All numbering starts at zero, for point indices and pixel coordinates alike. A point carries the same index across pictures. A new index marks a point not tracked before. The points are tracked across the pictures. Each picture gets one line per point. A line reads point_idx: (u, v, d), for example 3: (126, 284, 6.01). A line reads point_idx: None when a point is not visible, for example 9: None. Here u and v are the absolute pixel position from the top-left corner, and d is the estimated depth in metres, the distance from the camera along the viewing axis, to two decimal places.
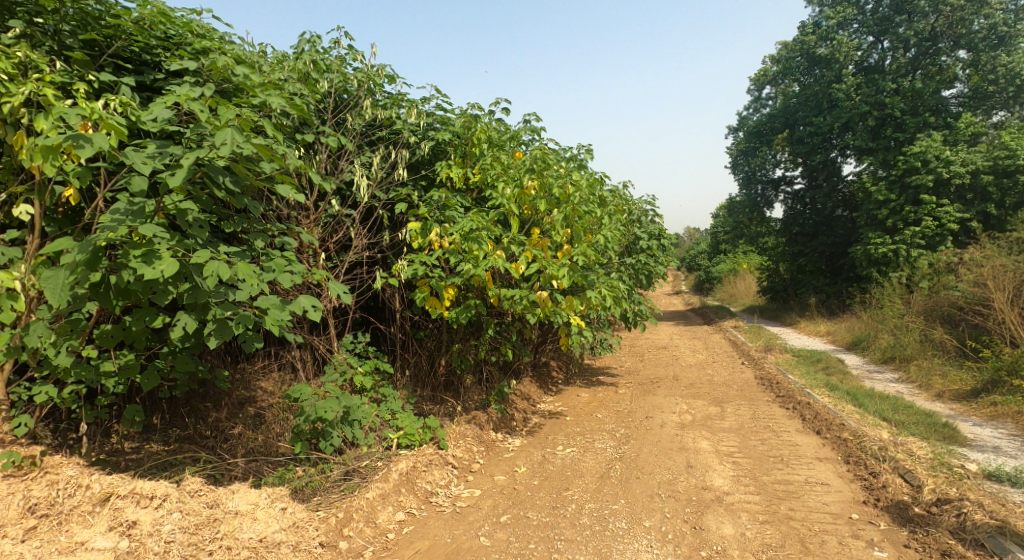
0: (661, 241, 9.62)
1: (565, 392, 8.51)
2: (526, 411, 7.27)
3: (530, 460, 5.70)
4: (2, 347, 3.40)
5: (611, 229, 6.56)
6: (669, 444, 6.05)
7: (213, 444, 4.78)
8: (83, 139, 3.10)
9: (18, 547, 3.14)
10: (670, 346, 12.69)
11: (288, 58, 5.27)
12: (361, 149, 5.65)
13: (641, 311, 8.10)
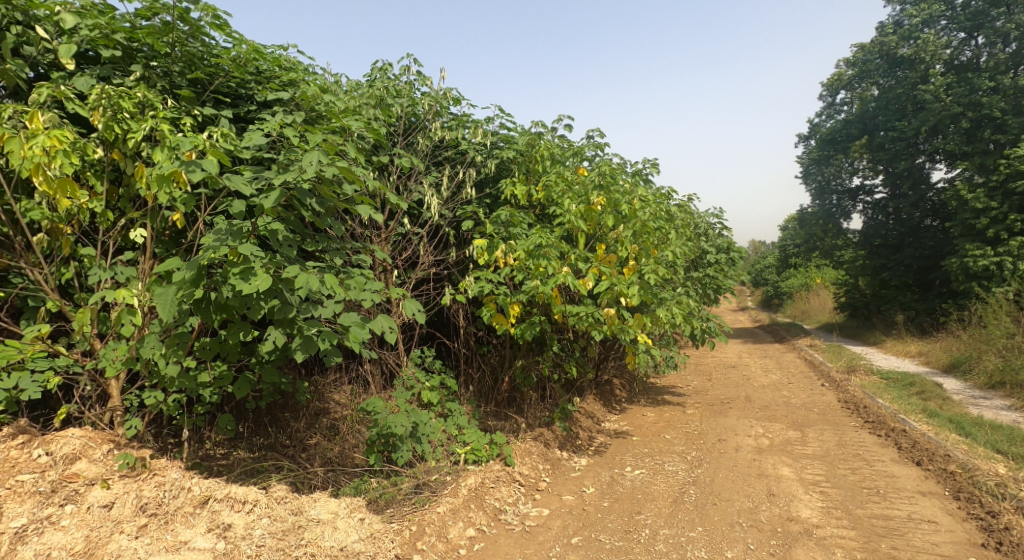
0: (729, 254, 9.32)
1: (629, 411, 8.35)
2: (591, 430, 7.18)
3: (599, 481, 5.62)
4: (121, 358, 3.74)
5: (679, 245, 6.44)
6: (747, 469, 5.80)
7: (293, 453, 5.00)
8: (193, 166, 3.41)
9: (132, 542, 3.41)
10: (739, 365, 12.20)
11: (361, 86, 5.54)
12: (430, 170, 5.84)
13: (710, 328, 7.86)
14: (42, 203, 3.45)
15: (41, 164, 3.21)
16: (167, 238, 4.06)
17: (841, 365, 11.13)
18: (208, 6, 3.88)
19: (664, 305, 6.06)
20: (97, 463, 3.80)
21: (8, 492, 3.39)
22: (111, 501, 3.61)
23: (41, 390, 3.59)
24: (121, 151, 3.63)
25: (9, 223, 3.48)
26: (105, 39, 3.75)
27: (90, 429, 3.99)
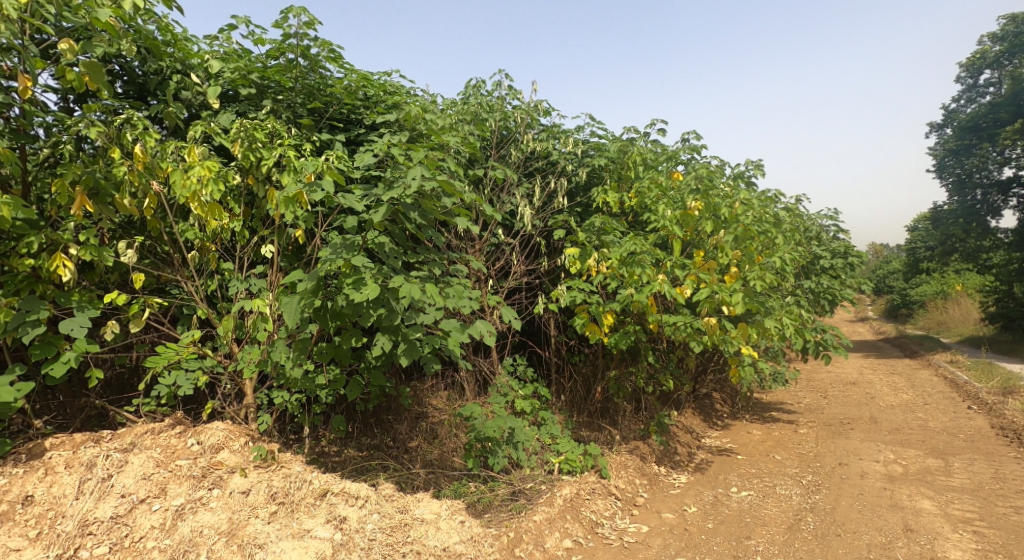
0: (847, 259, 8.67)
1: (733, 427, 8.03)
2: (691, 445, 6.99)
3: (701, 500, 5.47)
4: (254, 360, 4.19)
5: (788, 250, 6.13)
6: (876, 499, 5.41)
7: (396, 453, 5.28)
8: (315, 186, 3.78)
9: (264, 527, 3.79)
10: (860, 382, 11.27)
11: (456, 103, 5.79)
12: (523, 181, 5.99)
13: (825, 339, 7.38)
14: (193, 224, 3.98)
15: (196, 192, 3.71)
16: (290, 253, 4.50)
17: (992, 384, 9.90)
18: (325, 42, 4.29)
19: (772, 314, 5.76)
20: (236, 453, 4.28)
21: (170, 474, 3.90)
22: (248, 488, 4.04)
23: (193, 387, 4.11)
24: (255, 177, 4.10)
25: (169, 243, 4.04)
26: (243, 79, 4.28)
27: (231, 423, 4.49)
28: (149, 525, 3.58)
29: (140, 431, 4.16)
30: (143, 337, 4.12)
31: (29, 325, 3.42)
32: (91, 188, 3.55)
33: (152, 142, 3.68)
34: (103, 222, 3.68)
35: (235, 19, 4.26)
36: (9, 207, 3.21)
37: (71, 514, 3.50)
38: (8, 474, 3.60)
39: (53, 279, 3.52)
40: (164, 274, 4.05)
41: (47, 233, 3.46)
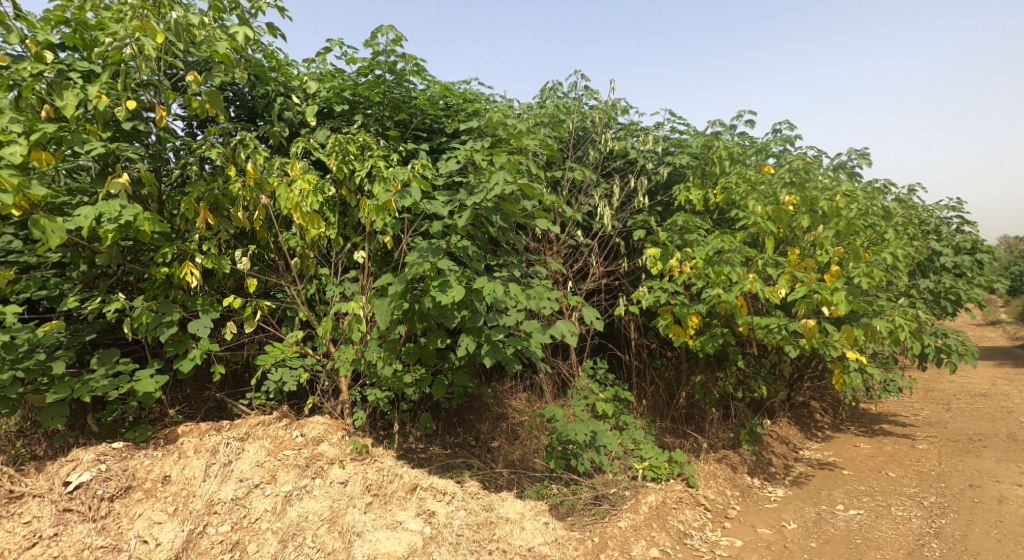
0: (975, 256, 7.90)
1: (836, 439, 7.53)
2: (787, 458, 6.66)
3: (803, 517, 5.17)
4: (350, 359, 4.48)
5: (901, 245, 5.67)
6: (1019, 528, 4.84)
7: (479, 453, 5.39)
8: (404, 193, 4.01)
9: (362, 516, 4.04)
10: (993, 395, 10.17)
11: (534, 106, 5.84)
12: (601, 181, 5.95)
13: (948, 345, 6.76)
14: (295, 233, 4.31)
15: (299, 203, 4.03)
16: (380, 258, 4.75)
17: None
18: (410, 57, 4.50)
19: (882, 315, 5.43)
20: (335, 445, 4.58)
21: (279, 462, 4.26)
22: (346, 479, 4.33)
23: (296, 383, 4.45)
24: (349, 188, 4.41)
25: (274, 250, 4.40)
26: (337, 96, 4.58)
27: (330, 418, 4.81)
28: (263, 508, 3.93)
29: (253, 422, 4.56)
30: (253, 338, 4.50)
31: (165, 324, 3.90)
32: (211, 203, 3.97)
33: (261, 159, 4.05)
34: (221, 233, 4.09)
35: (330, 42, 4.57)
36: (148, 221, 3.66)
37: (200, 494, 3.89)
38: (150, 455, 4.08)
39: (182, 285, 3.96)
40: (271, 280, 4.42)
41: (177, 245, 3.90)
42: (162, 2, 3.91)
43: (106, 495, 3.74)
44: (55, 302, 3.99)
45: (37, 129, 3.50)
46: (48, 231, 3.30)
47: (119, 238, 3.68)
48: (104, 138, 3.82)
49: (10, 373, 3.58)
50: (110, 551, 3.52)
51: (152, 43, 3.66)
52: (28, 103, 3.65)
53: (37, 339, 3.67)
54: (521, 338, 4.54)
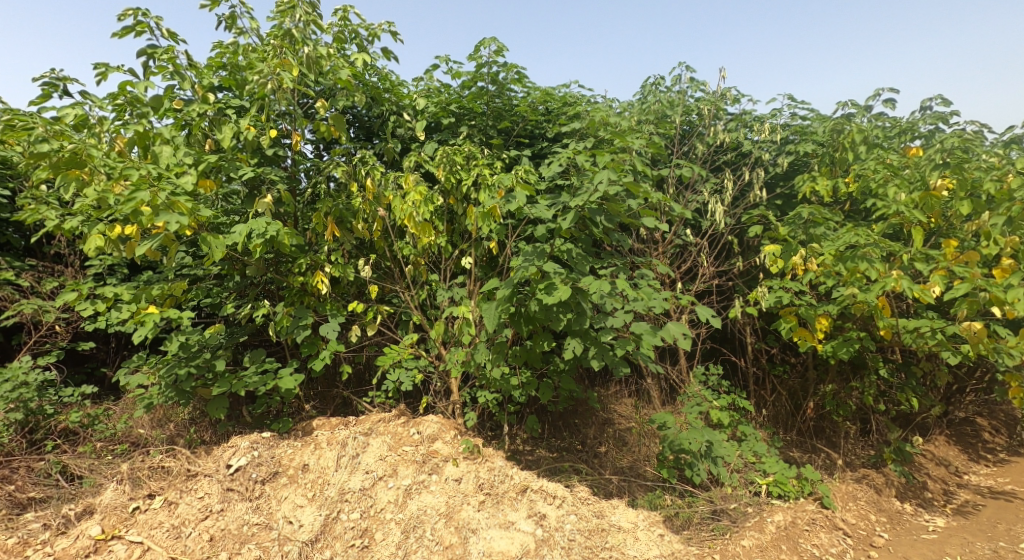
0: None
1: (1013, 462, 6.43)
2: (946, 482, 5.83)
3: (972, 553, 4.48)
4: (460, 361, 4.65)
5: None
6: None
7: (587, 457, 5.28)
8: (509, 197, 4.17)
9: (476, 513, 4.17)
10: None
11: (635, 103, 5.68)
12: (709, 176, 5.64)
13: None
14: (409, 242, 4.57)
15: (413, 212, 4.27)
16: (486, 263, 4.89)
17: None
18: (511, 66, 4.62)
19: None
20: (449, 444, 4.77)
21: (399, 457, 4.52)
22: (460, 476, 4.49)
23: (412, 383, 4.71)
24: (456, 197, 4.61)
25: (390, 258, 4.71)
26: (444, 110, 4.82)
27: (442, 417, 5.02)
28: (387, 500, 4.21)
29: (375, 418, 4.92)
30: (372, 340, 4.84)
31: (301, 328, 4.29)
32: (337, 217, 4.35)
33: (378, 174, 4.33)
34: (345, 244, 4.45)
35: (437, 60, 4.80)
36: (288, 235, 4.07)
37: (333, 482, 4.25)
38: (292, 445, 4.54)
39: (313, 292, 4.32)
40: (388, 285, 4.73)
41: (310, 256, 4.30)
42: (297, 39, 4.29)
43: (259, 479, 4.21)
44: (217, 308, 4.57)
45: (202, 161, 4.02)
46: (213, 247, 3.78)
47: (264, 252, 4.13)
48: (252, 164, 4.28)
49: (186, 369, 4.16)
50: (262, 528, 3.94)
51: (289, 77, 4.11)
52: (196, 139, 4.28)
53: (205, 340, 4.27)
54: (630, 340, 4.50)
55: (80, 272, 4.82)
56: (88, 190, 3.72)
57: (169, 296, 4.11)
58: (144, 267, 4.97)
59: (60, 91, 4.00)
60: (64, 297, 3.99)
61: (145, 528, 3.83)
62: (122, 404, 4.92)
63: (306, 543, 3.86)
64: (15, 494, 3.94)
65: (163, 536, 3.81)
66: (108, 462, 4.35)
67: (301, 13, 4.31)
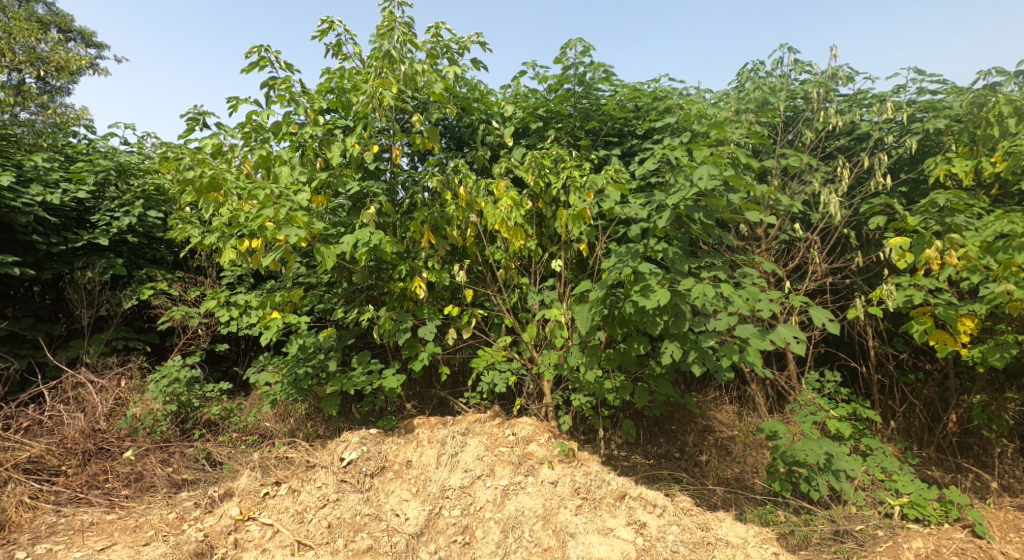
0: None
1: None
2: None
3: None
4: (554, 364, 4.67)
5: None
6: None
7: (687, 466, 5.10)
8: (603, 198, 4.10)
9: (574, 517, 4.14)
10: None
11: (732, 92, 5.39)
12: (820, 165, 5.22)
13: None
14: (500, 246, 4.66)
15: (505, 217, 4.33)
16: (577, 266, 4.87)
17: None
18: (598, 64, 4.65)
19: None
20: (544, 446, 4.80)
21: (496, 458, 4.61)
22: (556, 479, 4.50)
23: (506, 385, 4.78)
24: (545, 201, 4.64)
25: (483, 263, 4.84)
26: (531, 115, 4.90)
27: (536, 419, 5.06)
28: (485, 499, 4.29)
29: (471, 418, 5.07)
30: (467, 343, 4.99)
31: (401, 331, 4.49)
32: (432, 225, 4.52)
33: (470, 182, 4.44)
34: (440, 251, 4.62)
35: (524, 65, 4.85)
36: (389, 243, 4.27)
37: (435, 479, 4.42)
38: (397, 442, 4.80)
39: (413, 297, 4.52)
40: (480, 289, 4.87)
41: (409, 262, 4.51)
42: (394, 58, 4.49)
43: (368, 472, 4.49)
44: (328, 313, 4.90)
45: (315, 178, 4.36)
46: (326, 256, 4.05)
47: (368, 260, 4.37)
48: (357, 179, 4.54)
49: (304, 369, 4.56)
50: (373, 519, 4.17)
51: (390, 94, 4.26)
52: (309, 159, 4.61)
53: (319, 342, 4.61)
54: (735, 346, 4.24)
55: (216, 283, 5.46)
56: (224, 210, 4.08)
57: (288, 302, 4.40)
58: (268, 276, 5.51)
59: (200, 124, 4.54)
60: (206, 304, 4.47)
61: (274, 512, 4.18)
62: (251, 399, 5.50)
63: (413, 535, 4.03)
64: (173, 475, 4.46)
65: (289, 520, 4.13)
66: (243, 450, 4.83)
67: (399, 33, 4.52)
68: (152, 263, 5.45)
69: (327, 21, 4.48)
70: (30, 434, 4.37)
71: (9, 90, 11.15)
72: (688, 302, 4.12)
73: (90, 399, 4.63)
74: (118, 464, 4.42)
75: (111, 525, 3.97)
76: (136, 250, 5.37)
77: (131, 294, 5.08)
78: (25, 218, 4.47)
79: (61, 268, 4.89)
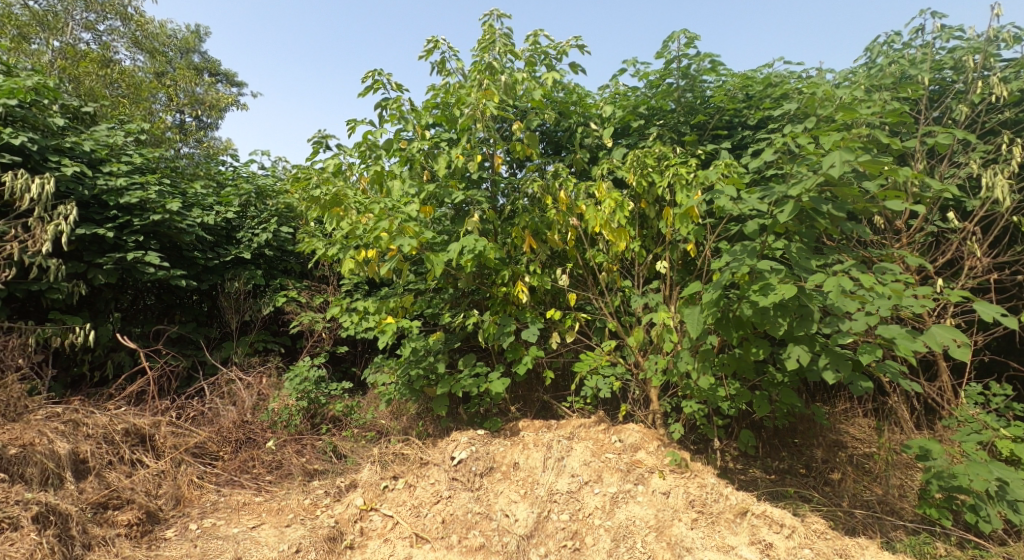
0: None
1: None
2: None
3: None
4: (662, 369, 4.48)
5: None
6: None
7: (815, 484, 4.69)
8: (716, 194, 3.82)
9: (689, 532, 3.94)
10: None
11: (862, 68, 4.93)
12: (976, 143, 4.57)
13: None
14: (602, 249, 4.60)
15: (608, 219, 4.25)
16: (683, 267, 4.69)
17: None
18: (705, 55, 4.48)
19: None
20: (653, 454, 4.64)
21: (603, 464, 4.51)
22: (668, 490, 4.30)
23: (610, 390, 4.69)
24: (648, 201, 4.51)
25: (584, 266, 4.81)
26: (632, 113, 4.82)
27: (643, 426, 4.93)
28: (593, 505, 4.20)
29: (576, 423, 5.05)
30: (570, 347, 4.99)
31: (506, 334, 4.60)
32: (534, 230, 4.57)
33: (572, 186, 4.43)
34: (542, 255, 4.66)
35: (624, 64, 4.80)
36: (493, 250, 4.37)
37: (543, 483, 4.42)
38: (504, 444, 4.90)
39: (515, 301, 4.61)
40: (581, 293, 4.84)
41: (511, 267, 4.60)
42: (495, 69, 4.62)
43: (478, 472, 4.61)
44: (436, 318, 5.15)
45: (424, 191, 4.60)
46: (435, 264, 4.23)
47: (473, 266, 4.49)
48: (461, 189, 4.71)
49: (415, 370, 4.83)
50: (483, 517, 4.22)
51: (493, 105, 4.40)
52: (416, 172, 4.89)
53: (429, 346, 4.85)
54: (878, 347, 3.74)
55: (336, 289, 5.99)
56: (344, 223, 4.41)
57: (400, 307, 4.69)
58: (382, 283, 5.95)
59: (324, 146, 5.00)
60: (331, 310, 4.88)
61: (393, 505, 4.42)
62: (369, 397, 5.94)
63: (523, 537, 4.01)
64: (306, 464, 4.97)
65: (407, 513, 4.32)
66: (362, 445, 5.24)
67: (499, 45, 4.67)
68: (284, 273, 6.13)
69: (432, 40, 4.72)
70: (196, 422, 5.08)
71: (173, 128, 13.08)
72: (816, 304, 3.73)
73: (239, 394, 5.29)
74: (263, 452, 5.02)
75: (260, 506, 4.48)
76: (272, 262, 6.05)
77: (268, 301, 5.72)
78: (189, 238, 5.25)
79: (215, 279, 5.64)
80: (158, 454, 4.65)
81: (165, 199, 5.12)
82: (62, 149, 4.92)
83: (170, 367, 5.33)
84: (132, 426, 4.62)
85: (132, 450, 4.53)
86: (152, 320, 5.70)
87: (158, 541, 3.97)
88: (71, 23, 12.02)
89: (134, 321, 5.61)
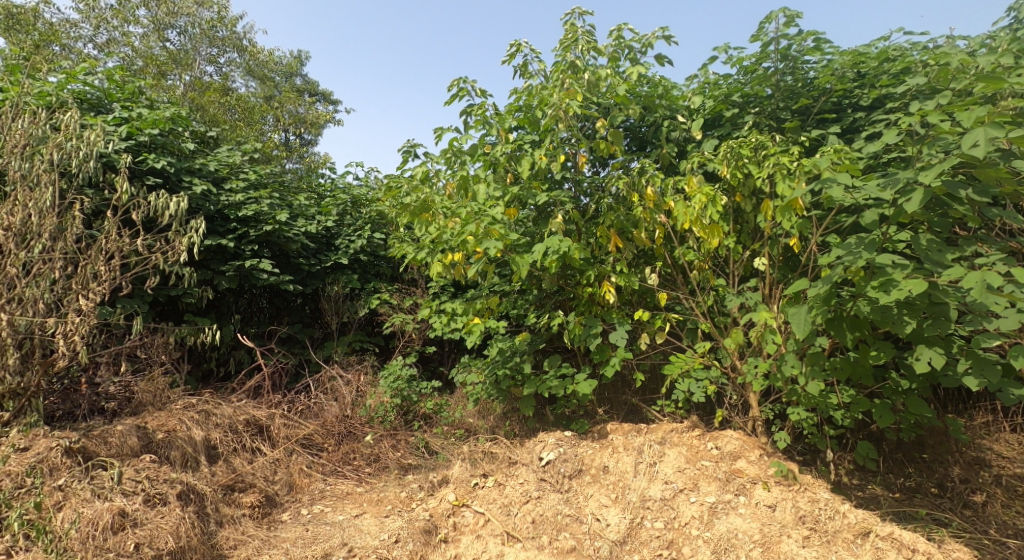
0: None
1: None
2: None
3: None
4: (764, 373, 4.17)
5: None
6: None
7: (952, 506, 4.12)
8: (828, 182, 3.40)
9: (801, 550, 3.62)
10: None
11: (1001, 33, 4.33)
12: None
13: None
14: (693, 246, 4.38)
15: (699, 215, 4.02)
16: (785, 263, 4.35)
17: None
18: (807, 33, 4.12)
19: None
20: (754, 464, 4.34)
21: (699, 472, 4.29)
22: (774, 503, 3.99)
23: (704, 394, 4.46)
24: (743, 194, 4.22)
25: (673, 265, 4.61)
26: (725, 103, 4.56)
27: (742, 433, 4.65)
28: (690, 514, 3.99)
29: (667, 428, 4.87)
30: (660, 349, 4.82)
31: (592, 336, 4.51)
32: (620, 229, 4.45)
33: (660, 182, 4.25)
34: (629, 254, 4.53)
35: (715, 51, 4.56)
36: (578, 250, 4.30)
37: (634, 488, 4.27)
38: (594, 447, 4.82)
39: (602, 301, 4.51)
40: (671, 292, 4.65)
41: (597, 267, 4.51)
42: (578, 68, 4.56)
43: (566, 474, 4.57)
44: (522, 319, 5.19)
45: (508, 193, 4.64)
46: (519, 266, 4.24)
47: (557, 267, 4.45)
48: (544, 191, 4.70)
49: (502, 371, 4.90)
50: (574, 520, 4.13)
51: (576, 104, 4.33)
52: (500, 175, 4.95)
53: (515, 346, 4.89)
54: None
55: (425, 291, 6.26)
56: (432, 228, 4.55)
57: (486, 309, 4.77)
58: (468, 286, 6.12)
59: (413, 155, 5.21)
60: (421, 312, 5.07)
61: (484, 501, 4.45)
62: (456, 396, 6.14)
63: (615, 543, 3.89)
64: (401, 459, 5.23)
65: (498, 510, 4.33)
66: (453, 442, 5.40)
67: (582, 42, 4.61)
68: (377, 277, 6.48)
69: (515, 44, 4.76)
70: (304, 415, 5.52)
71: (280, 146, 14.29)
72: (952, 301, 3.27)
73: (340, 390, 5.66)
74: (362, 445, 5.33)
75: (361, 496, 4.76)
76: (366, 267, 6.43)
77: (363, 304, 6.07)
78: (295, 246, 5.75)
79: (318, 284, 6.09)
80: (274, 443, 5.12)
81: (275, 211, 5.68)
82: (193, 170, 5.56)
83: (282, 364, 5.86)
84: (251, 417, 5.14)
85: (252, 438, 5.02)
86: (266, 321, 6.28)
87: (276, 523, 4.33)
88: (198, 58, 13.60)
89: (251, 323, 6.21)
